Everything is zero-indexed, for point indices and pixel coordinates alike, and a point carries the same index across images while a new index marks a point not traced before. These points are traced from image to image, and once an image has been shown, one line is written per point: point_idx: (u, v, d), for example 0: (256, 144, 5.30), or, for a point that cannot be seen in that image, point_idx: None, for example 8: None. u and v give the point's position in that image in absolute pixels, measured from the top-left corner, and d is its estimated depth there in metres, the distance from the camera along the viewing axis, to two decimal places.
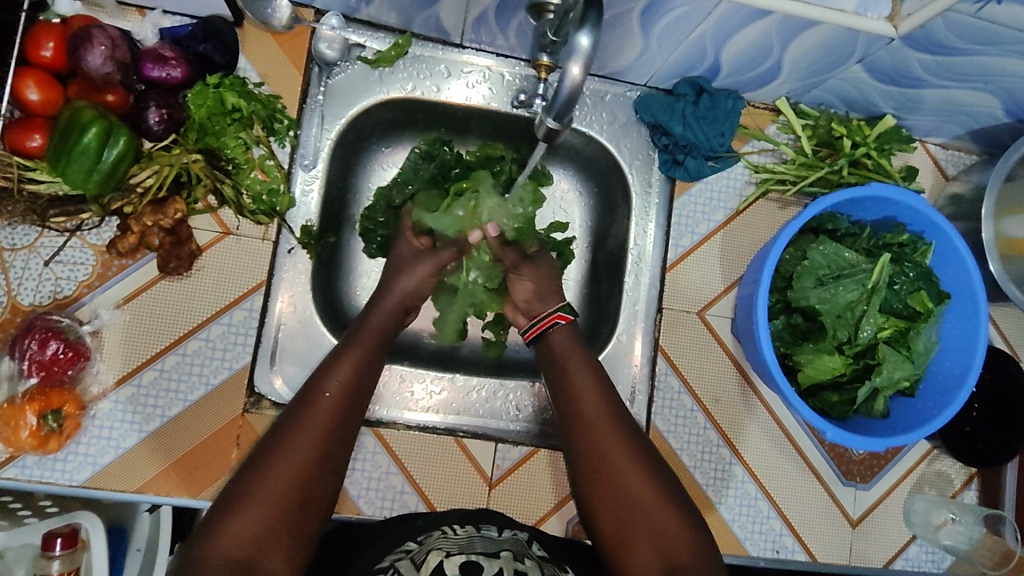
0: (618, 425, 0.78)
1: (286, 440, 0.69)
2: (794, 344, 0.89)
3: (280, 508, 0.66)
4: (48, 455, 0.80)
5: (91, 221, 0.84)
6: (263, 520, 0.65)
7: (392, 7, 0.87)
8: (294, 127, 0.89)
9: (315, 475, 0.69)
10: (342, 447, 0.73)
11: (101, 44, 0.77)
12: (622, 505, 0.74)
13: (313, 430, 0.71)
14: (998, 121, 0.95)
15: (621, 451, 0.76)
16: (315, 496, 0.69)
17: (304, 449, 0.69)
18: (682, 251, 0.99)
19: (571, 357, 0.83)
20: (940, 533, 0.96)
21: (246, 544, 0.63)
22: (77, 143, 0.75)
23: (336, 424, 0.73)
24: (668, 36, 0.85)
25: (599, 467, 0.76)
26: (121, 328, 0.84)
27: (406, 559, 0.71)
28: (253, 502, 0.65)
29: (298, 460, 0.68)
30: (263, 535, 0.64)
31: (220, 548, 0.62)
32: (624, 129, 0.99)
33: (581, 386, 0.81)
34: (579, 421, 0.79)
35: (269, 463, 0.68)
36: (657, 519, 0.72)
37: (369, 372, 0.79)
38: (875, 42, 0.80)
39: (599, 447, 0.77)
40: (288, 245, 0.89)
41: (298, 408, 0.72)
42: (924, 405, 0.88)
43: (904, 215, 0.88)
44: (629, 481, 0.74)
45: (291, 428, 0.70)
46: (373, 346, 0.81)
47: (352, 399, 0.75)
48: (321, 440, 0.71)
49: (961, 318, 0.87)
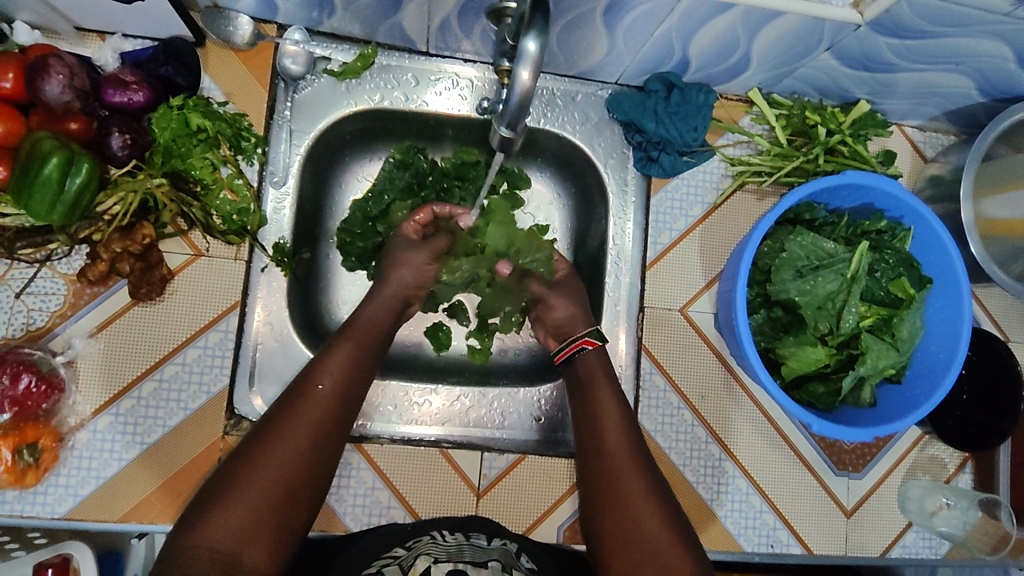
0: (638, 461, 0.78)
1: (276, 438, 0.70)
2: (775, 337, 0.88)
3: (265, 505, 0.66)
4: (27, 489, 0.80)
5: (60, 250, 0.83)
6: (248, 515, 0.65)
7: (356, 18, 0.87)
8: (261, 144, 0.88)
9: (303, 471, 0.70)
10: (331, 446, 0.73)
11: (58, 73, 0.76)
12: (634, 538, 0.73)
13: (305, 425, 0.71)
14: (973, 101, 0.94)
15: (638, 483, 0.76)
16: (300, 496, 0.69)
17: (290, 450, 0.69)
18: (662, 248, 0.98)
19: (600, 389, 0.83)
20: (935, 519, 0.95)
21: (228, 538, 0.64)
22: (38, 174, 0.73)
23: (328, 417, 0.73)
24: (634, 33, 0.84)
25: (618, 499, 0.75)
26: (96, 357, 0.83)
27: (394, 564, 0.72)
28: (239, 494, 0.66)
29: (285, 455, 0.69)
30: (248, 529, 0.65)
31: (203, 537, 0.63)
32: (597, 129, 0.98)
33: (606, 414, 0.81)
34: (600, 452, 0.79)
35: (259, 458, 0.68)
36: (665, 556, 0.71)
37: (366, 369, 0.79)
38: (843, 30, 0.80)
39: (617, 477, 0.77)
40: (261, 263, 0.88)
41: (291, 401, 0.73)
42: (910, 392, 0.87)
43: (882, 201, 0.87)
44: (645, 517, 0.74)
45: (283, 423, 0.71)
46: (366, 340, 0.81)
47: (346, 396, 0.75)
48: (310, 436, 0.71)
49: (943, 302, 0.86)
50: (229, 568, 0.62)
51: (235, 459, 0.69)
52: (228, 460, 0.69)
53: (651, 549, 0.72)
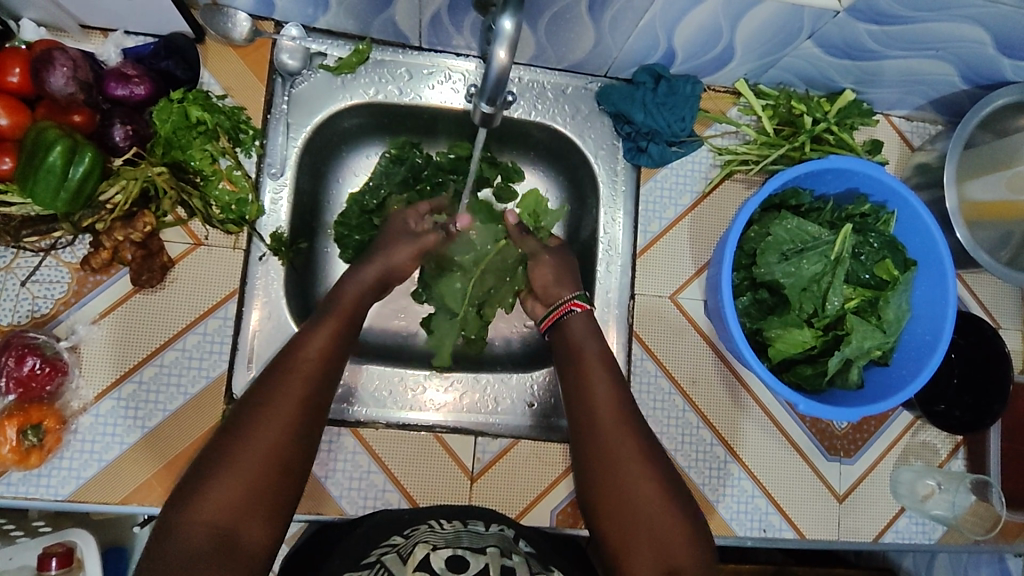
0: (634, 428, 0.79)
1: (264, 412, 0.71)
2: (762, 319, 0.90)
3: (257, 481, 0.68)
4: (31, 471, 0.82)
5: (65, 239, 0.86)
6: (242, 487, 0.67)
7: (350, 14, 0.89)
8: (259, 136, 0.91)
9: (293, 443, 0.71)
10: (318, 423, 0.74)
11: (62, 66, 0.78)
12: (629, 504, 0.74)
13: (292, 398, 0.73)
14: (956, 88, 0.95)
15: (633, 450, 0.77)
16: (292, 472, 0.70)
17: (278, 423, 0.71)
18: (652, 237, 0.99)
19: (589, 359, 0.84)
20: (927, 503, 0.96)
21: (223, 513, 0.65)
22: (43, 162, 0.76)
23: (312, 389, 0.75)
24: (619, 24, 0.86)
25: (613, 466, 0.76)
26: (99, 343, 0.85)
27: (392, 552, 0.73)
28: (231, 468, 0.67)
29: (274, 432, 0.70)
30: (241, 501, 0.66)
31: (199, 514, 0.65)
32: (587, 121, 1.00)
33: (595, 383, 0.82)
34: (593, 424, 0.80)
35: (249, 432, 0.70)
36: (662, 522, 0.73)
37: (343, 351, 0.80)
38: (822, 16, 0.81)
39: (611, 446, 0.77)
40: (259, 252, 0.91)
41: (278, 376, 0.74)
42: (898, 373, 0.88)
43: (865, 185, 0.88)
44: (640, 483, 0.75)
45: (270, 398, 0.72)
46: (346, 319, 0.83)
47: (325, 376, 0.77)
48: (298, 413, 0.72)
49: (929, 283, 0.87)
50: (225, 544, 0.64)
51: (224, 438, 0.70)
52: (216, 439, 0.71)
53: (650, 511, 0.74)
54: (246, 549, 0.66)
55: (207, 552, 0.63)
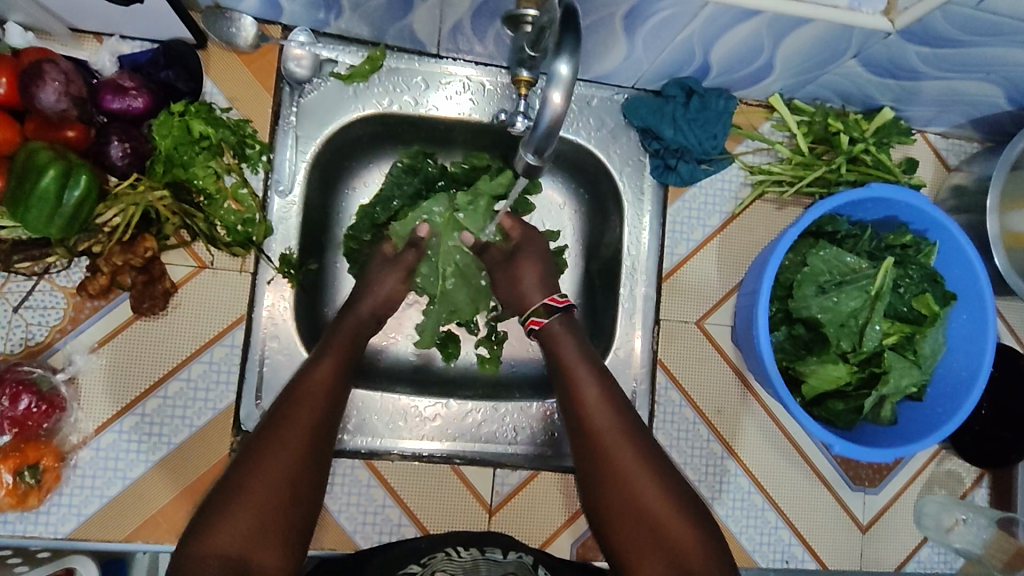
0: (632, 435, 0.75)
1: (274, 439, 0.68)
2: (797, 356, 0.86)
3: (268, 510, 0.65)
4: (29, 510, 0.78)
5: (59, 263, 0.80)
6: (254, 518, 0.64)
7: (363, 20, 0.83)
8: (266, 151, 0.85)
9: (305, 470, 0.68)
10: (327, 443, 0.72)
11: (53, 80, 0.72)
12: (635, 517, 0.72)
13: (302, 425, 0.70)
14: (1001, 109, 0.91)
15: (633, 462, 0.74)
16: (303, 496, 0.67)
17: (289, 450, 0.68)
18: (678, 259, 0.95)
19: (576, 365, 0.79)
20: (951, 535, 0.94)
21: (237, 543, 0.63)
22: (35, 187, 0.70)
23: (322, 413, 0.72)
24: (654, 38, 0.80)
25: (614, 481, 0.73)
26: (97, 374, 0.81)
27: None
28: (246, 497, 0.65)
29: (286, 458, 0.67)
30: (255, 531, 0.64)
31: (213, 543, 0.62)
32: (612, 135, 0.95)
33: (584, 391, 0.78)
34: (589, 436, 0.76)
35: (260, 459, 0.67)
36: (670, 534, 0.71)
37: (349, 366, 0.77)
38: (871, 38, 0.76)
39: (610, 458, 0.74)
40: (267, 275, 0.85)
41: (286, 403, 0.71)
42: (932, 410, 0.86)
43: (906, 215, 0.85)
44: (645, 495, 0.72)
45: (279, 424, 0.69)
46: (349, 340, 0.80)
47: (333, 391, 0.74)
48: (307, 436, 0.70)
49: (968, 318, 0.84)
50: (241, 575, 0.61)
51: (235, 466, 0.67)
52: (227, 468, 0.68)
53: (658, 527, 0.71)
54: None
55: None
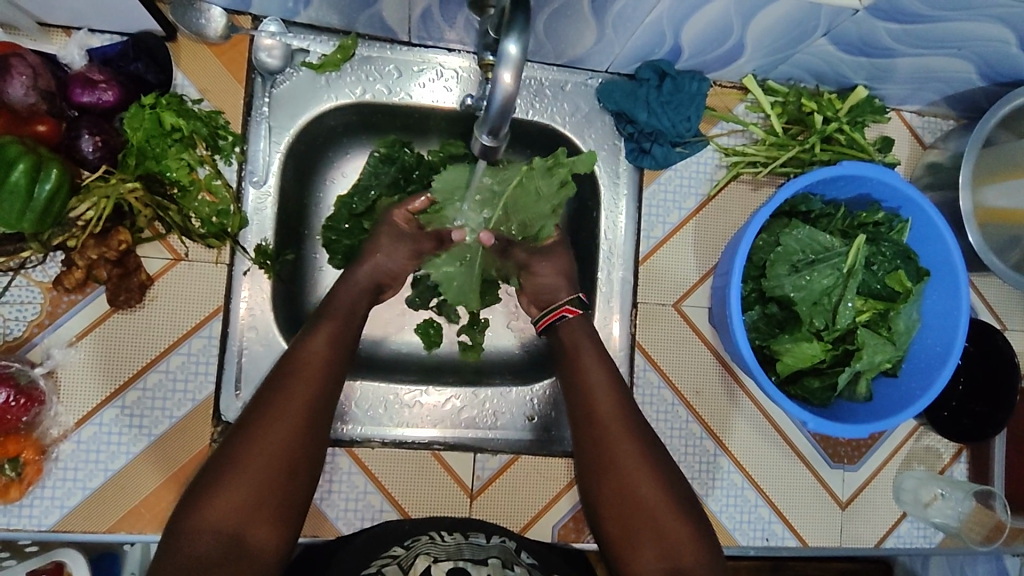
0: (635, 427, 0.78)
1: (269, 413, 0.69)
2: (771, 334, 0.87)
3: (267, 485, 0.66)
4: (12, 502, 0.78)
5: (34, 257, 0.80)
6: (249, 492, 0.65)
7: (333, 8, 0.83)
8: (239, 143, 0.85)
9: (301, 445, 0.69)
10: (324, 418, 0.72)
11: (21, 74, 0.73)
12: (629, 503, 0.74)
13: (298, 399, 0.71)
14: (974, 85, 0.91)
15: (633, 452, 0.76)
16: (301, 469, 0.69)
17: (282, 424, 0.69)
18: (655, 242, 0.96)
19: (586, 358, 0.82)
20: (929, 510, 0.95)
21: (234, 517, 0.64)
22: (5, 181, 0.71)
23: (322, 389, 0.73)
24: (623, 21, 0.80)
25: (612, 468, 0.76)
26: (76, 367, 0.81)
27: (393, 565, 0.71)
28: (239, 474, 0.65)
29: (278, 433, 0.68)
30: (250, 505, 0.65)
31: (210, 519, 0.63)
32: (587, 119, 0.95)
33: (593, 380, 0.80)
34: (592, 423, 0.78)
35: (256, 434, 0.68)
36: (662, 522, 0.73)
37: (348, 344, 0.78)
38: (840, 15, 0.76)
39: (608, 440, 0.77)
40: (243, 266, 0.86)
41: (282, 377, 0.72)
42: (907, 386, 0.86)
43: (878, 192, 0.85)
44: (642, 484, 0.75)
45: (274, 399, 0.70)
46: (344, 317, 0.80)
47: (331, 368, 0.75)
48: (306, 413, 0.70)
49: (941, 295, 0.85)
50: (232, 548, 0.63)
51: (232, 441, 0.68)
52: (223, 444, 0.69)
53: (647, 511, 0.74)
54: (262, 554, 0.65)
55: (224, 560, 0.62)
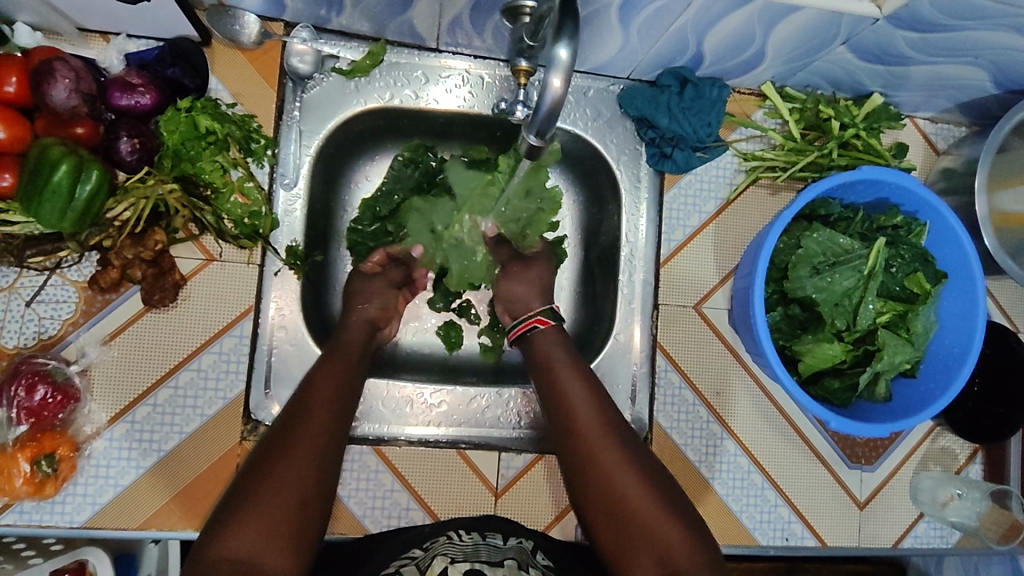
0: (616, 436, 0.76)
1: (279, 449, 0.68)
2: (792, 335, 0.89)
3: (276, 519, 0.64)
4: (45, 499, 0.79)
5: (70, 257, 0.82)
6: (260, 523, 0.63)
7: (365, 16, 0.85)
8: (271, 146, 0.87)
9: (312, 482, 0.67)
10: (334, 458, 0.71)
11: (64, 77, 0.75)
12: (619, 512, 0.71)
13: (308, 436, 0.70)
14: (987, 93, 0.93)
15: (617, 458, 0.74)
16: (310, 506, 0.66)
17: (294, 460, 0.67)
18: (676, 245, 0.97)
19: (563, 372, 0.80)
20: (946, 510, 0.97)
21: (246, 545, 0.61)
22: (47, 182, 0.72)
23: (331, 428, 0.72)
24: (649, 29, 0.82)
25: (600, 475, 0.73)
26: (110, 365, 0.82)
27: (411, 564, 0.72)
28: (250, 508, 0.64)
29: (287, 468, 0.67)
30: (263, 536, 0.62)
31: (225, 548, 0.61)
32: (608, 125, 0.97)
33: (568, 393, 0.79)
34: (575, 436, 0.76)
35: (266, 471, 0.67)
36: (656, 525, 0.70)
37: (351, 387, 0.78)
38: (860, 24, 0.78)
39: (592, 450, 0.75)
40: (274, 266, 0.87)
41: (291, 419, 0.72)
42: (926, 386, 0.88)
43: (896, 196, 0.87)
44: (630, 491, 0.72)
45: (283, 439, 0.69)
46: (348, 361, 0.81)
47: (338, 414, 0.74)
48: (315, 453, 0.69)
49: (958, 297, 0.86)
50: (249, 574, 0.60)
51: (244, 479, 0.67)
52: (234, 488, 0.67)
53: (638, 521, 0.70)
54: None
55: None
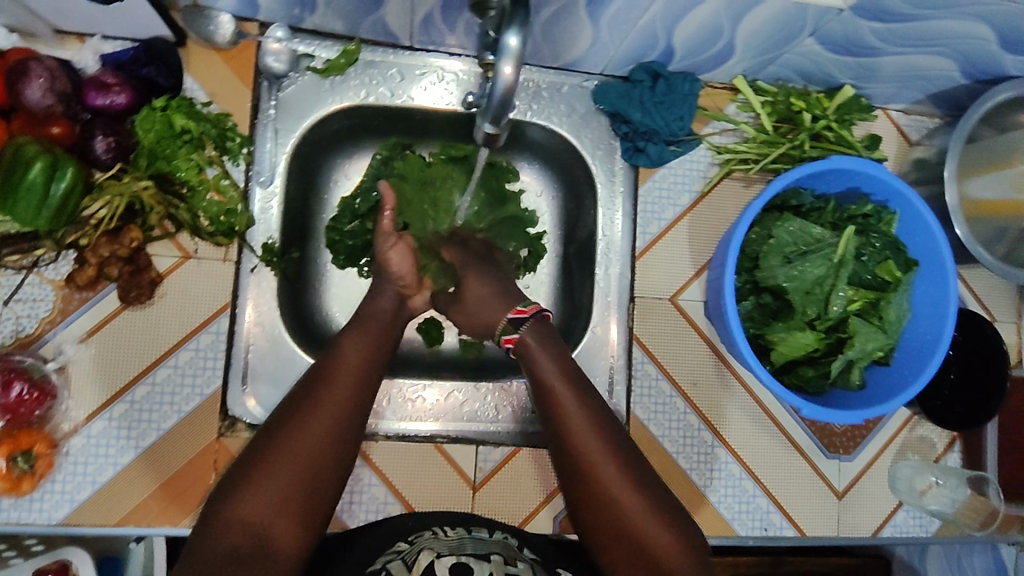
0: (605, 426, 0.71)
1: (299, 415, 0.66)
2: (765, 324, 0.89)
3: (290, 490, 0.63)
4: (23, 496, 0.80)
5: (47, 256, 0.82)
6: (272, 495, 0.62)
7: (338, 14, 0.86)
8: (246, 144, 0.87)
9: (330, 450, 0.65)
10: (360, 422, 0.69)
11: (38, 77, 0.76)
12: (605, 503, 0.69)
13: (330, 403, 0.67)
14: (956, 83, 0.94)
15: (605, 450, 0.69)
16: (326, 475, 0.65)
17: (313, 428, 0.65)
18: (651, 238, 0.98)
19: (541, 355, 0.74)
20: (925, 498, 0.98)
21: (260, 514, 0.61)
22: (22, 180, 0.73)
23: (357, 391, 0.69)
24: (618, 23, 0.83)
25: (586, 470, 0.69)
26: (87, 363, 0.83)
27: (397, 560, 0.71)
28: (267, 474, 0.63)
29: (306, 437, 0.65)
30: (276, 508, 0.62)
31: (238, 513, 0.61)
32: (583, 120, 0.98)
33: (549, 374, 0.73)
34: (560, 424, 0.71)
35: (283, 436, 0.64)
36: (643, 524, 0.68)
37: (380, 352, 0.74)
38: (825, 15, 0.79)
39: (578, 442, 0.70)
40: (250, 264, 0.88)
41: (315, 380, 0.69)
42: (899, 373, 0.88)
43: (866, 185, 0.88)
44: (616, 483, 0.68)
45: (305, 403, 0.67)
46: (383, 325, 0.77)
47: (365, 377, 0.71)
48: (334, 422, 0.67)
49: (929, 284, 0.87)
50: (259, 546, 0.60)
51: (260, 441, 0.65)
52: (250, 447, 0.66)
53: (627, 512, 0.68)
54: (282, 552, 0.62)
55: (244, 555, 0.60)
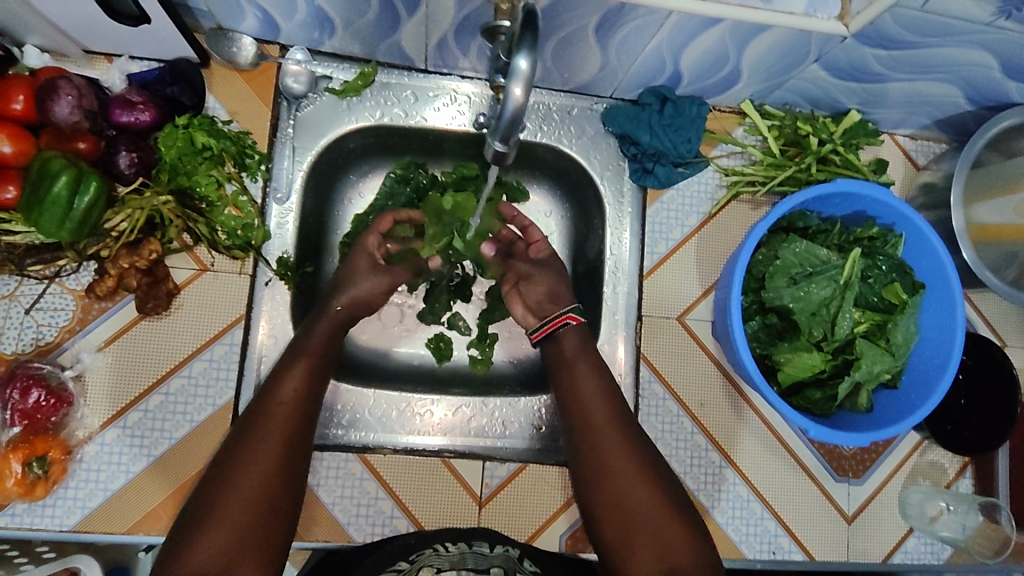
0: (631, 443, 0.80)
1: (241, 455, 0.70)
2: (771, 344, 0.90)
3: (241, 528, 0.67)
4: (36, 502, 0.81)
5: (69, 266, 0.85)
6: (226, 536, 0.66)
7: (356, 38, 0.89)
8: (265, 161, 0.90)
9: (278, 484, 0.70)
10: (302, 453, 0.74)
11: (67, 94, 0.78)
12: (621, 508, 0.76)
13: (274, 438, 0.72)
14: (962, 109, 0.96)
15: (625, 459, 0.78)
16: (280, 510, 0.70)
17: (259, 465, 0.70)
18: (658, 258, 1.00)
19: (577, 371, 0.85)
20: (936, 525, 0.96)
21: (215, 555, 0.65)
22: (48, 193, 0.76)
23: (297, 423, 0.75)
24: (626, 48, 0.86)
25: (611, 480, 0.77)
26: (104, 372, 0.85)
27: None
28: (218, 516, 0.67)
29: (252, 474, 0.69)
30: (230, 549, 0.66)
31: (192, 562, 0.64)
32: (592, 141, 0.99)
33: (584, 392, 0.83)
34: (587, 432, 0.81)
35: (234, 475, 0.69)
36: (656, 528, 0.74)
37: (316, 382, 0.79)
38: (829, 42, 0.81)
39: (602, 448, 0.79)
40: (265, 277, 0.90)
41: (258, 417, 0.74)
42: (907, 397, 0.88)
43: (873, 208, 0.89)
44: (635, 488, 0.76)
45: (246, 443, 0.71)
46: (324, 347, 0.82)
47: (303, 411, 0.76)
48: (276, 456, 0.71)
49: (936, 307, 0.87)
50: None
51: (211, 484, 0.69)
52: (200, 493, 0.70)
53: (645, 515, 0.75)
54: None
55: None
